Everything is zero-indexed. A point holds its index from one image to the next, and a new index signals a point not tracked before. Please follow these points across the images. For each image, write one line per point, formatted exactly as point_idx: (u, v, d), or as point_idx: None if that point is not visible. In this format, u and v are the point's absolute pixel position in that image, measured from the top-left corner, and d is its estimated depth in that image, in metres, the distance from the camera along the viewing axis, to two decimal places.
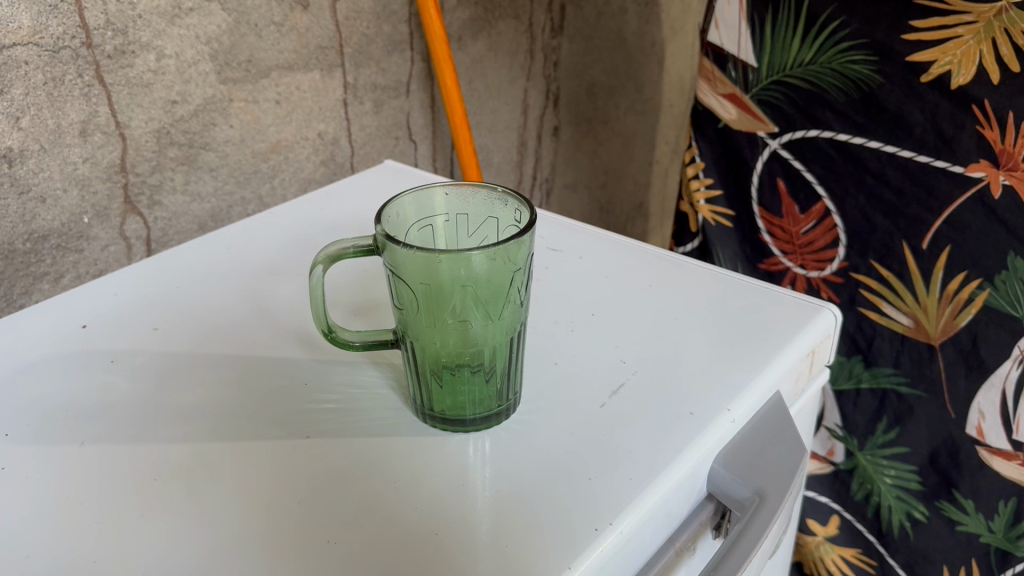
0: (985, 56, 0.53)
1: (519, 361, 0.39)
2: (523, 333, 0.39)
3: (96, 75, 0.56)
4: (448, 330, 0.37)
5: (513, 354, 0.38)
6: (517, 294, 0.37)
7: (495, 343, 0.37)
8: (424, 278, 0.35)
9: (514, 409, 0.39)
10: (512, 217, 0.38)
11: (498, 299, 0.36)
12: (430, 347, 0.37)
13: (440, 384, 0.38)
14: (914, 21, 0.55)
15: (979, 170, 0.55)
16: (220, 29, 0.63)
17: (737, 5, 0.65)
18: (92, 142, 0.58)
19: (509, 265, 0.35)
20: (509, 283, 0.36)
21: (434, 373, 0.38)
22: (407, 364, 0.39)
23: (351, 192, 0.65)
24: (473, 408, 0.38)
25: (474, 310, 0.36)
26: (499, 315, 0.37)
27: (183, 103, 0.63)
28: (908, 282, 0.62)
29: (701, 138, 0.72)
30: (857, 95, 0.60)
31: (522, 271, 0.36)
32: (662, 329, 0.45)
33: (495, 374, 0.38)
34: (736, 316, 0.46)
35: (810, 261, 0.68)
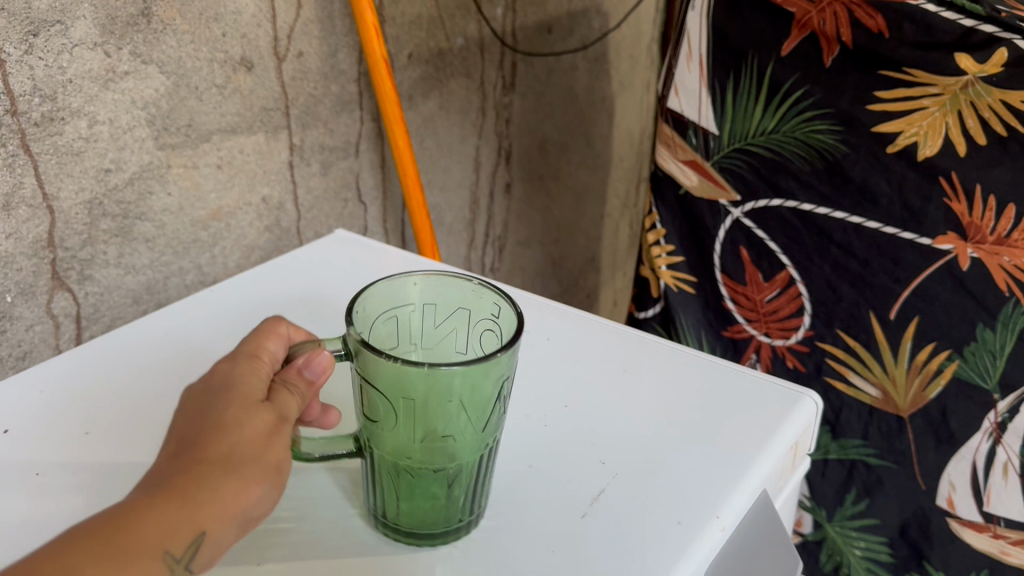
0: (951, 128, 0.53)
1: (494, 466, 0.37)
2: (497, 440, 0.36)
3: (21, 143, 0.53)
4: (417, 444, 0.34)
5: (486, 467, 0.36)
6: (496, 406, 0.34)
7: (465, 456, 0.35)
8: (395, 406, 0.32)
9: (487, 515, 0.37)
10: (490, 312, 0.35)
11: (472, 417, 0.33)
12: (394, 459, 0.34)
13: (404, 495, 0.35)
14: (878, 91, 0.55)
15: (947, 241, 0.55)
16: (159, 93, 0.60)
17: (698, 72, 0.64)
18: (16, 216, 0.54)
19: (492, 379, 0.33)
20: (489, 396, 0.33)
21: (397, 486, 0.35)
22: (371, 475, 0.35)
23: (300, 265, 0.61)
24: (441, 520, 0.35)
25: (447, 432, 0.33)
26: (474, 430, 0.34)
27: (117, 171, 0.59)
28: (876, 353, 0.61)
29: (661, 203, 0.70)
30: (822, 165, 0.59)
31: (504, 381, 0.34)
32: (640, 419, 0.43)
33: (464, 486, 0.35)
34: (717, 403, 0.44)
35: (775, 330, 0.66)
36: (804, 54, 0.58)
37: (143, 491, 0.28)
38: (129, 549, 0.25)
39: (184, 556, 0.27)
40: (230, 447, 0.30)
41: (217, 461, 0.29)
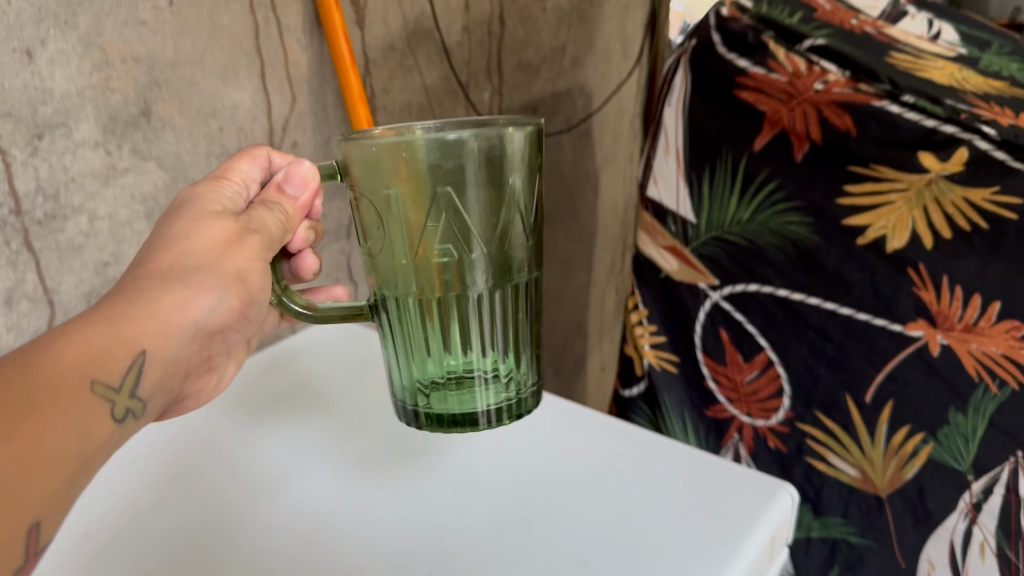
0: (918, 222, 0.60)
1: (521, 341, 0.42)
2: (519, 305, 0.41)
3: (24, 242, 0.55)
4: (426, 305, 0.40)
5: (501, 331, 0.41)
6: (502, 257, 0.39)
7: (476, 317, 0.40)
8: (385, 188, 0.37)
9: (520, 403, 0.43)
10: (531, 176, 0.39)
11: (466, 257, 0.38)
12: (414, 314, 0.40)
13: (426, 364, 0.42)
14: (849, 187, 0.63)
15: (918, 328, 0.60)
16: (157, 187, 0.62)
17: (675, 167, 0.75)
18: (18, 310, 0.56)
19: (473, 197, 0.37)
20: (474, 223, 0.38)
21: (422, 345, 0.41)
22: (403, 339, 0.42)
23: (296, 364, 0.62)
24: (462, 394, 0.42)
25: (442, 225, 0.37)
26: (476, 243, 0.38)
27: (115, 263, 0.61)
28: (854, 434, 0.65)
29: (644, 286, 0.79)
30: (797, 255, 0.66)
31: (498, 216, 0.38)
32: (626, 505, 0.45)
33: (478, 354, 0.41)
34: (702, 491, 0.46)
35: (756, 410, 0.71)
36: (780, 153, 0.67)
37: (101, 298, 0.36)
38: (76, 394, 0.31)
39: (134, 362, 0.34)
40: (173, 263, 0.38)
41: (158, 278, 0.37)
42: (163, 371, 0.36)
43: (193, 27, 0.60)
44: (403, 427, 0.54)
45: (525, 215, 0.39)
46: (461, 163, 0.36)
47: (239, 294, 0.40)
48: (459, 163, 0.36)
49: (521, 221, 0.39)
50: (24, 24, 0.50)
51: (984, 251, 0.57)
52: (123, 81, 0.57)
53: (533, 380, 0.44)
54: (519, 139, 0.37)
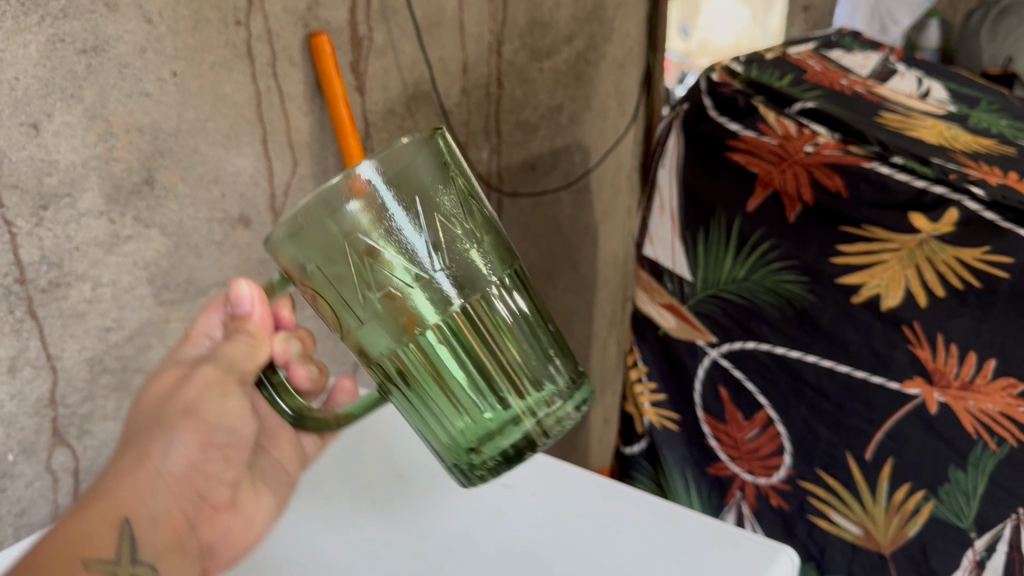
0: (911, 280, 0.63)
1: (536, 349, 0.41)
2: (510, 312, 0.41)
3: (28, 311, 0.56)
4: (418, 359, 0.39)
5: (505, 346, 0.40)
6: (462, 269, 0.39)
7: (472, 339, 0.39)
8: (319, 261, 0.38)
9: (554, 403, 0.42)
10: (455, 184, 0.40)
11: (427, 281, 0.38)
12: (413, 374, 0.40)
13: (456, 418, 0.41)
14: (840, 247, 0.67)
15: (914, 385, 0.63)
16: (159, 253, 0.63)
17: (671, 226, 0.80)
18: (21, 377, 0.57)
19: (404, 221, 0.37)
20: (415, 248, 0.37)
21: (443, 402, 0.41)
22: (419, 407, 0.41)
23: None
24: (498, 422, 0.41)
25: (385, 269, 0.37)
26: (428, 267, 0.38)
27: (118, 329, 0.62)
28: (856, 492, 0.68)
29: (643, 343, 0.84)
30: (793, 312, 0.70)
31: (434, 231, 0.38)
32: (624, 573, 0.50)
33: (496, 379, 0.40)
34: (695, 549, 0.51)
35: (758, 468, 0.75)
36: (773, 213, 0.71)
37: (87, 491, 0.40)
38: None
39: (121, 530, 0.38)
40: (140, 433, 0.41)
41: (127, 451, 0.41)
42: (157, 530, 0.40)
43: (196, 96, 0.61)
44: (422, 501, 0.58)
45: (465, 221, 0.40)
46: (375, 204, 0.36)
47: (198, 430, 0.42)
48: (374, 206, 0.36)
49: (462, 229, 0.39)
50: (31, 98, 0.52)
51: (978, 310, 0.60)
52: (126, 151, 0.58)
53: (564, 379, 0.42)
54: (416, 155, 0.38)
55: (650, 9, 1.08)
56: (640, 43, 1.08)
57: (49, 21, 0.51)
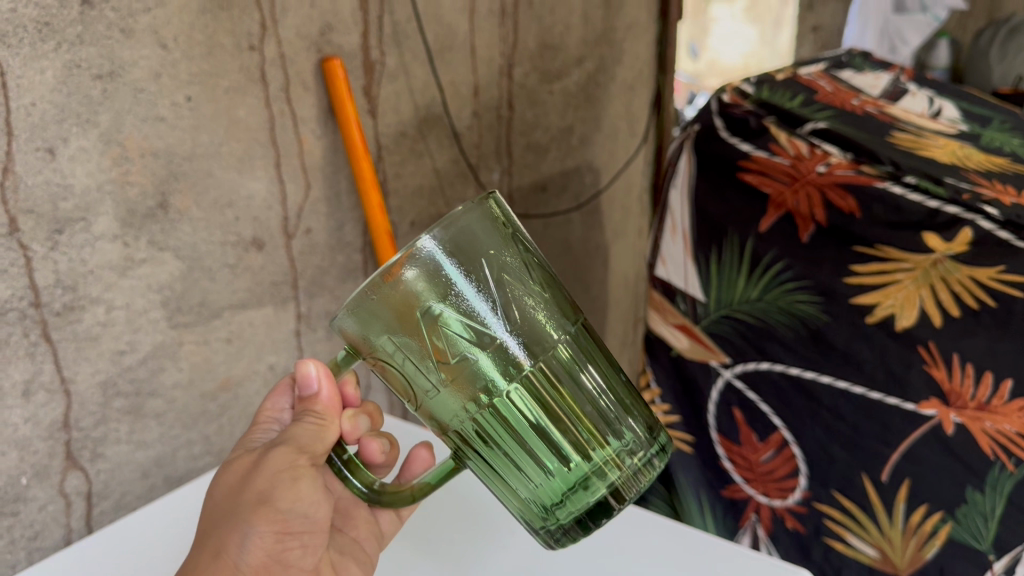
0: (925, 299, 0.63)
1: (610, 402, 0.41)
2: (583, 369, 0.40)
3: (42, 333, 0.56)
4: (495, 426, 0.39)
5: (580, 403, 0.40)
6: (530, 329, 0.39)
7: (549, 399, 0.39)
8: (387, 335, 0.38)
9: (629, 453, 0.41)
10: (513, 245, 0.40)
11: (497, 345, 0.38)
12: (490, 441, 0.40)
13: (537, 481, 0.40)
14: (854, 266, 0.67)
15: (931, 406, 0.63)
16: (173, 276, 0.63)
17: (683, 246, 0.81)
18: (35, 401, 0.57)
19: (471, 289, 0.37)
20: (484, 313, 0.37)
21: (524, 468, 0.40)
22: (496, 472, 0.41)
23: None
24: (580, 479, 0.40)
25: (456, 338, 0.37)
26: (498, 332, 0.38)
27: (131, 351, 0.62)
28: (871, 514, 0.68)
29: (657, 364, 0.85)
30: (806, 331, 0.70)
31: (498, 294, 0.38)
32: None
33: (576, 438, 0.40)
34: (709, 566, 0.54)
35: (773, 490, 0.74)
36: (785, 233, 0.71)
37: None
38: None
39: None
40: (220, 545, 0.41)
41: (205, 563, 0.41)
42: None
43: (210, 120, 0.62)
44: (440, 520, 0.60)
45: (527, 281, 0.39)
46: (441, 274, 0.37)
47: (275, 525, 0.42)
48: (441, 276, 0.37)
49: (526, 288, 0.39)
50: (47, 123, 0.52)
51: (993, 329, 0.60)
52: (141, 175, 0.58)
53: (639, 429, 0.42)
54: (473, 222, 0.38)
55: (658, 31, 1.09)
56: (649, 65, 1.09)
57: (65, 47, 0.52)
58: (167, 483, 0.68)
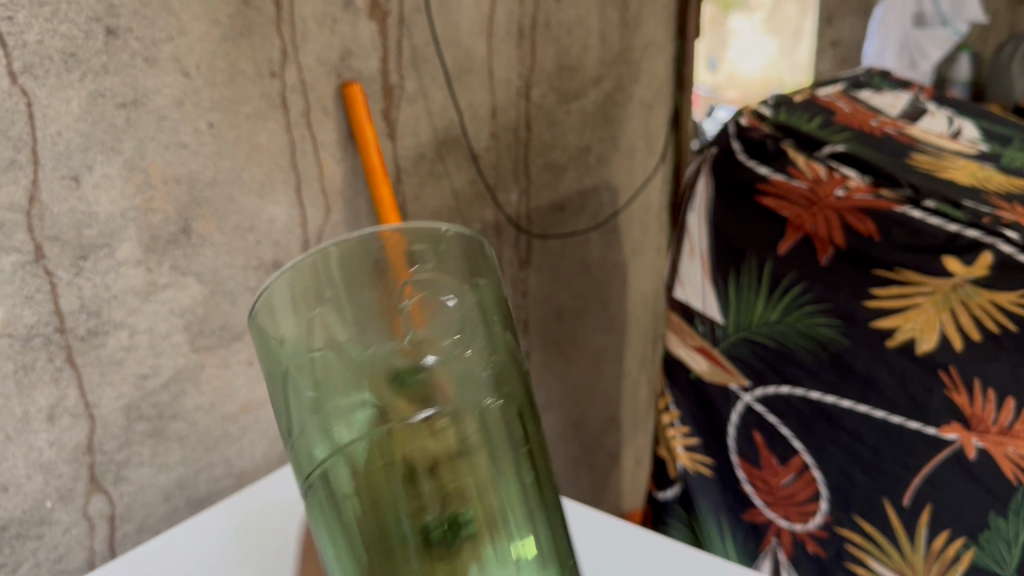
0: (946, 322, 0.63)
1: (519, 497, 0.34)
2: (500, 440, 0.33)
3: (66, 358, 0.57)
4: (378, 437, 0.32)
5: (490, 459, 0.33)
6: (474, 365, 0.33)
7: (451, 428, 0.33)
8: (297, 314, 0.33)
9: (515, 564, 0.33)
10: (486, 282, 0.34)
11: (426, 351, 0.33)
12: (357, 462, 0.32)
13: (376, 528, 0.32)
14: (873, 288, 0.67)
15: (952, 430, 0.63)
16: (195, 300, 0.64)
17: (701, 268, 0.81)
18: (59, 425, 0.58)
19: (422, 286, 0.33)
20: (421, 314, 0.33)
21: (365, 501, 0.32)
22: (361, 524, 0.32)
23: None
24: (437, 549, 0.31)
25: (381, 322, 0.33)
26: (423, 341, 0.33)
27: (153, 375, 0.62)
28: (893, 538, 0.68)
29: (674, 385, 0.85)
30: (827, 355, 0.70)
31: (450, 298, 0.33)
32: None
33: (470, 506, 0.32)
34: None
35: (795, 514, 0.74)
36: (803, 255, 0.72)
37: None
38: None
39: None
40: None
41: None
42: None
43: (231, 146, 0.62)
44: None
45: (485, 330, 0.34)
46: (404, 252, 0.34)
47: None
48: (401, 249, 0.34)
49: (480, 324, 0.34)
50: (72, 151, 0.53)
51: (1016, 353, 0.60)
52: (163, 202, 0.59)
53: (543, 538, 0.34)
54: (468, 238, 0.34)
55: (677, 50, 1.09)
56: (667, 85, 1.09)
57: (89, 77, 0.53)
58: (189, 505, 0.69)
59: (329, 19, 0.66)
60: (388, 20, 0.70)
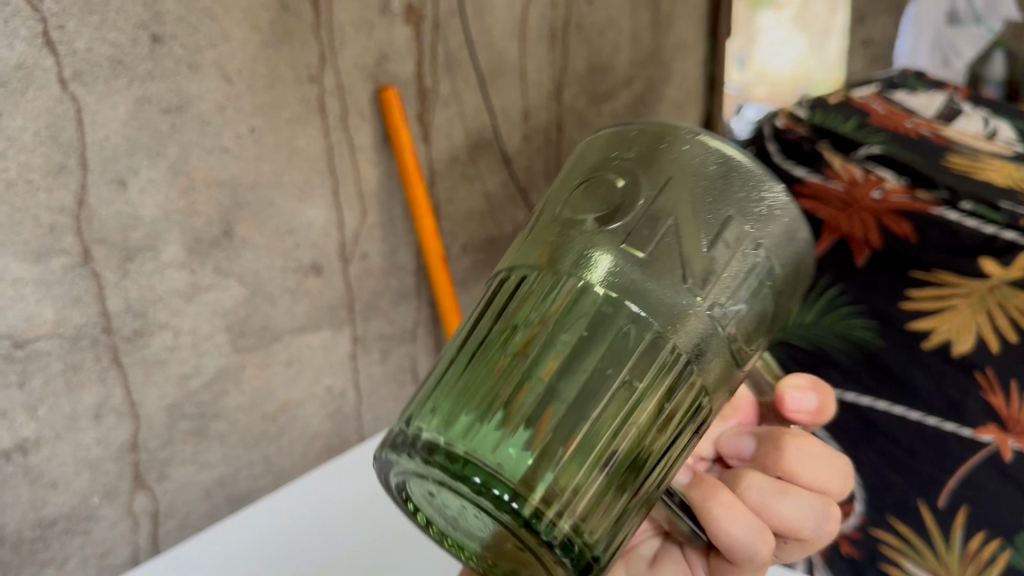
0: (980, 325, 0.73)
1: (603, 489, 0.25)
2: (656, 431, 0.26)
3: (113, 358, 0.58)
4: (525, 289, 0.27)
5: (603, 412, 0.25)
6: (662, 307, 0.25)
7: (602, 327, 0.25)
8: (624, 153, 0.28)
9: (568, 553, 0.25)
10: (756, 264, 0.26)
11: (613, 258, 0.25)
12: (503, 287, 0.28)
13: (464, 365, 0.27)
14: (911, 291, 0.77)
15: (988, 432, 0.67)
16: (236, 302, 0.65)
17: None
18: (106, 423, 0.59)
19: (677, 192, 0.26)
20: (639, 209, 0.26)
21: (473, 334, 0.28)
22: (491, 361, 0.26)
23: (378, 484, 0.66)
24: (496, 437, 0.25)
25: (602, 186, 0.27)
26: (633, 210, 0.26)
27: (196, 375, 0.64)
28: (927, 538, 0.64)
29: None
30: (862, 355, 0.75)
31: (668, 219, 0.26)
32: None
33: (587, 443, 0.25)
34: None
35: (829, 515, 0.68)
36: (844, 259, 0.82)
37: None
38: None
39: None
40: None
41: None
42: None
43: (272, 151, 0.63)
44: None
45: (715, 284, 0.26)
46: (696, 142, 0.27)
47: None
48: (692, 139, 0.27)
49: (713, 274, 0.26)
50: (119, 156, 0.54)
51: None
52: (207, 206, 0.60)
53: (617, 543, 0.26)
54: (774, 220, 0.27)
55: (707, 50, 1.09)
56: (697, 84, 1.10)
57: (136, 83, 0.54)
58: (230, 503, 0.70)
59: (368, 24, 0.66)
60: (424, 23, 0.71)
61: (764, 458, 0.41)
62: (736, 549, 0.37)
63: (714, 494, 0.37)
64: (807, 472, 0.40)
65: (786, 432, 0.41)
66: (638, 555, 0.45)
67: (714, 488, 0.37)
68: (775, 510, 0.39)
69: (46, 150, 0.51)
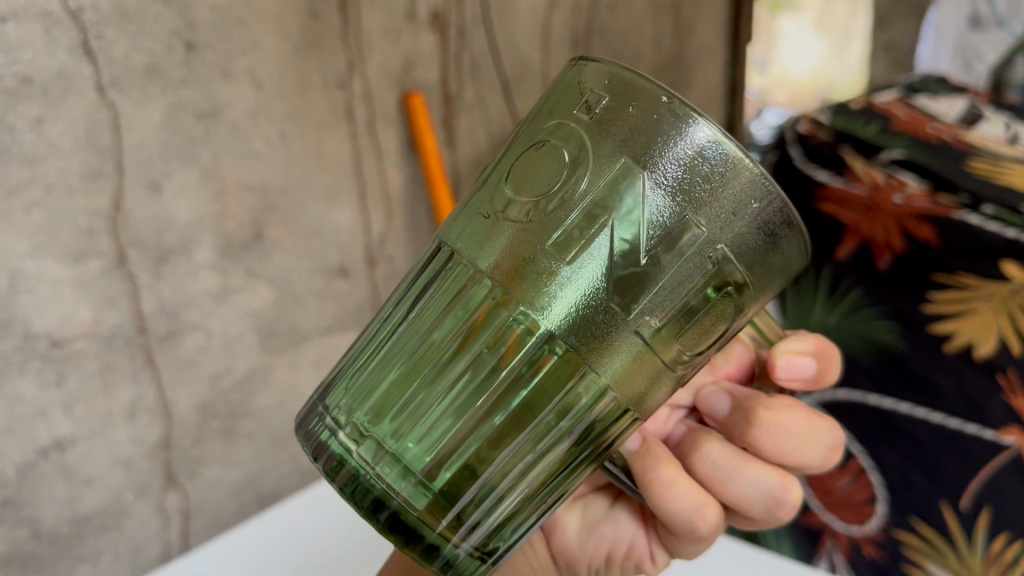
0: (1003, 328, 0.72)
1: (498, 474, 0.30)
2: (553, 427, 0.30)
3: (146, 358, 0.60)
4: (446, 284, 0.31)
5: (490, 429, 0.30)
6: (563, 335, 0.28)
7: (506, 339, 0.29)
8: (582, 124, 0.28)
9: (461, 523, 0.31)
10: (697, 271, 0.28)
11: (520, 279, 0.28)
12: (433, 261, 0.32)
13: (385, 344, 0.32)
14: (934, 295, 0.77)
15: (1011, 434, 0.67)
16: (266, 303, 0.66)
17: None
18: (139, 422, 0.60)
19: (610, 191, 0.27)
20: (574, 213, 0.28)
21: (399, 309, 0.32)
22: (413, 353, 0.31)
23: None
24: (397, 429, 0.30)
25: (548, 165, 0.29)
26: (561, 202, 0.28)
27: (226, 375, 0.65)
28: (951, 541, 0.68)
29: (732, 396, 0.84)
30: (883, 356, 0.76)
31: (599, 220, 0.28)
32: None
33: (477, 443, 0.30)
34: None
35: (850, 515, 0.73)
36: (866, 263, 0.82)
37: None
38: None
39: None
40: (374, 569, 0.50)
41: None
42: None
43: (302, 156, 0.65)
44: None
45: (641, 300, 0.28)
46: (666, 112, 0.27)
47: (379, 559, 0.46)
48: (664, 107, 0.27)
49: (632, 284, 0.28)
50: (154, 161, 0.56)
51: None
52: (238, 210, 0.62)
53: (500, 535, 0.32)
54: (734, 210, 0.27)
55: (728, 55, 1.10)
56: (719, 89, 1.10)
57: (170, 90, 0.55)
58: (258, 500, 0.71)
59: (395, 32, 0.68)
60: (448, 30, 0.72)
61: (734, 426, 0.44)
62: (675, 518, 0.42)
63: (656, 469, 0.42)
64: (775, 448, 0.42)
65: (766, 402, 0.43)
66: (595, 500, 0.51)
67: (657, 462, 0.42)
68: (728, 483, 0.43)
69: (84, 156, 0.52)
